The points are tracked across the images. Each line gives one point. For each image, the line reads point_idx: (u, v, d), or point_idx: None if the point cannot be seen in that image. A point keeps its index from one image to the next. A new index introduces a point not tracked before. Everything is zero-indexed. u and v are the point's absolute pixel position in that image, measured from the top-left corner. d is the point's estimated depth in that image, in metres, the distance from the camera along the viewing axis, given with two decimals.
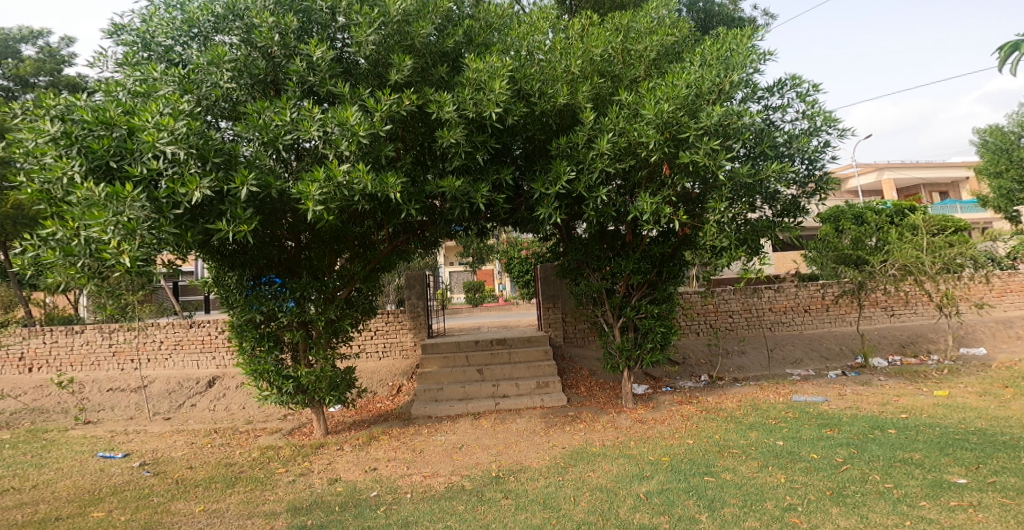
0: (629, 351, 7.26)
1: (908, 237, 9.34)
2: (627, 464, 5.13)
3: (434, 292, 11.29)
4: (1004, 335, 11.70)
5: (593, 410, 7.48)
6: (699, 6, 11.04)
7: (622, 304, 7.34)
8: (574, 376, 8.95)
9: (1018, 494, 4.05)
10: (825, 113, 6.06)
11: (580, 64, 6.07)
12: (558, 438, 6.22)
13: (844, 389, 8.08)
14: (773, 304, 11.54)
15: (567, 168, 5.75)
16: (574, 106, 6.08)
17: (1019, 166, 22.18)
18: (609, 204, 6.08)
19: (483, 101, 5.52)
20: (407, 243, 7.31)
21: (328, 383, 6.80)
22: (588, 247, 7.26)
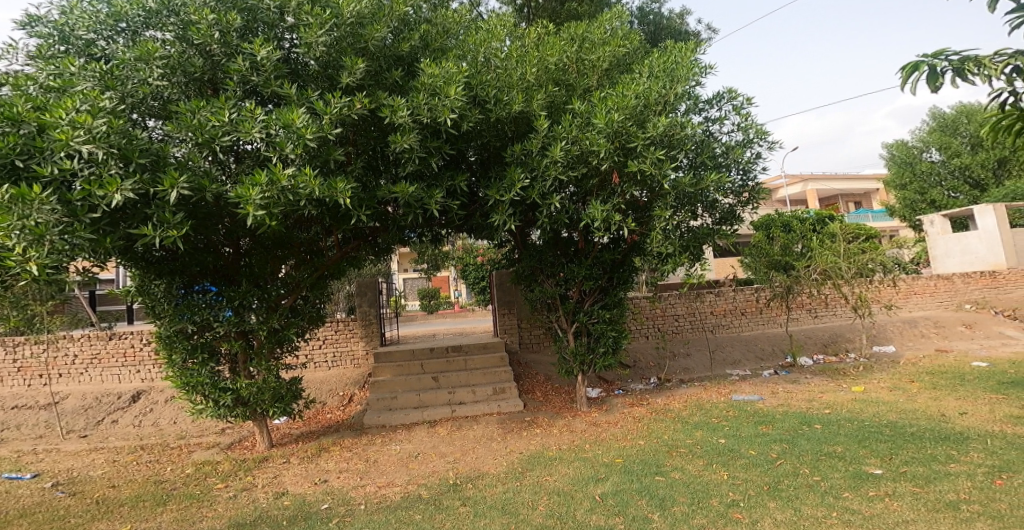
0: (581, 355, 7.42)
1: (827, 243, 10.04)
2: (582, 467, 5.23)
3: (388, 299, 11.11)
4: (908, 334, 12.80)
5: (548, 414, 7.55)
6: (649, 19, 11.43)
7: (576, 310, 7.50)
8: (530, 381, 9.01)
9: (926, 482, 4.43)
10: (758, 126, 6.42)
11: (535, 72, 6.19)
12: (514, 443, 6.25)
13: (777, 387, 8.55)
14: (714, 308, 12.21)
15: (521, 175, 5.82)
16: (528, 114, 6.17)
17: (920, 179, 24.33)
18: (563, 211, 6.20)
19: (437, 107, 5.50)
20: (360, 251, 7.19)
21: (272, 395, 6.53)
22: (542, 254, 7.31)
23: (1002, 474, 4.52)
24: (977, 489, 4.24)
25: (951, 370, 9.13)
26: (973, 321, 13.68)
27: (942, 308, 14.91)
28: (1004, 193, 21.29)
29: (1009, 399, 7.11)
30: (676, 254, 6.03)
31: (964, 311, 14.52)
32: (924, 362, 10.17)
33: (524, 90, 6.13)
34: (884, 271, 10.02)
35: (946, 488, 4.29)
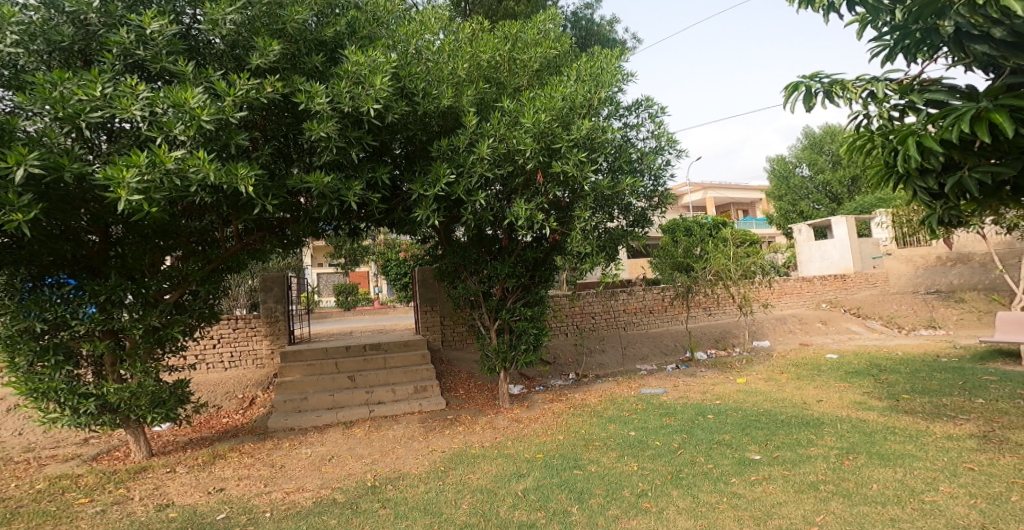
0: (505, 352, 7.46)
1: (720, 246, 10.94)
2: (505, 463, 5.26)
3: (298, 295, 10.53)
4: (781, 330, 14.23)
5: (471, 412, 7.51)
6: (581, 24, 11.75)
7: (498, 307, 7.56)
8: (453, 380, 8.92)
9: (795, 465, 4.94)
10: (670, 135, 6.80)
11: (466, 67, 6.16)
12: (436, 442, 6.15)
13: (678, 380, 9.15)
14: (626, 306, 12.85)
15: (447, 170, 5.73)
16: (457, 109, 6.14)
17: (793, 192, 27.20)
18: (487, 209, 6.21)
19: (361, 96, 5.28)
20: (267, 242, 6.79)
21: (150, 400, 5.87)
22: (466, 250, 7.31)
23: (849, 455, 5.15)
24: (831, 470, 4.79)
25: (811, 362, 10.27)
26: (828, 318, 15.49)
27: (805, 307, 16.73)
28: (857, 206, 24.31)
29: (855, 387, 8.12)
30: (593, 254, 6.29)
31: (823, 309, 16.42)
32: (792, 355, 11.35)
33: (454, 85, 6.11)
34: (763, 274, 11.06)
35: (808, 470, 4.81)
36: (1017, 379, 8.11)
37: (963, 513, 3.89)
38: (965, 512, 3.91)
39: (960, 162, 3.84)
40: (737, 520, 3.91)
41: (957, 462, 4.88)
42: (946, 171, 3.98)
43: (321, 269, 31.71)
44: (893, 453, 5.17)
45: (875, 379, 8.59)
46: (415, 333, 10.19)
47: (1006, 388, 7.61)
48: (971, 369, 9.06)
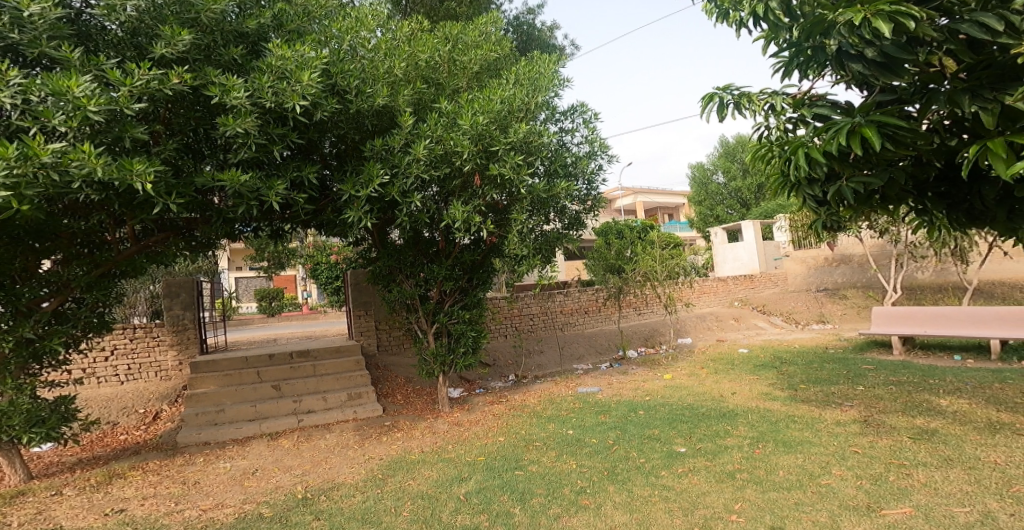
0: (443, 355, 7.38)
1: (647, 248, 11.41)
2: (446, 468, 5.22)
3: (212, 301, 9.96)
4: (702, 327, 15.01)
5: (410, 417, 7.38)
6: (522, 29, 11.90)
7: (435, 310, 7.49)
8: (390, 385, 8.72)
9: (716, 455, 5.22)
10: (602, 141, 6.99)
11: (404, 67, 6.05)
12: (373, 450, 5.99)
13: (611, 378, 9.43)
14: (563, 307, 13.14)
15: (380, 171, 5.62)
16: (392, 109, 6.06)
17: (711, 198, 28.85)
18: (424, 210, 6.14)
19: (286, 91, 5.07)
20: (173, 244, 6.43)
21: (24, 419, 5.25)
22: (401, 253, 7.18)
23: (760, 444, 5.51)
24: (745, 459, 5.10)
25: (726, 357, 10.90)
26: (740, 314, 16.49)
27: (722, 304, 17.75)
28: (766, 211, 26.09)
29: (762, 379, 8.69)
30: (530, 256, 6.41)
31: (736, 307, 17.48)
32: (711, 350, 11.99)
33: (389, 84, 6.01)
34: (685, 275, 11.66)
35: (726, 460, 5.09)
36: (892, 367, 8.99)
37: (852, 494, 4.25)
38: (854, 493, 4.28)
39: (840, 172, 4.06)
40: (667, 512, 4.07)
41: (846, 446, 5.34)
42: (828, 180, 4.22)
43: (241, 273, 30.12)
44: (794, 440, 5.57)
45: (778, 371, 9.25)
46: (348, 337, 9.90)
47: (880, 375, 8.44)
48: (853, 358, 9.98)
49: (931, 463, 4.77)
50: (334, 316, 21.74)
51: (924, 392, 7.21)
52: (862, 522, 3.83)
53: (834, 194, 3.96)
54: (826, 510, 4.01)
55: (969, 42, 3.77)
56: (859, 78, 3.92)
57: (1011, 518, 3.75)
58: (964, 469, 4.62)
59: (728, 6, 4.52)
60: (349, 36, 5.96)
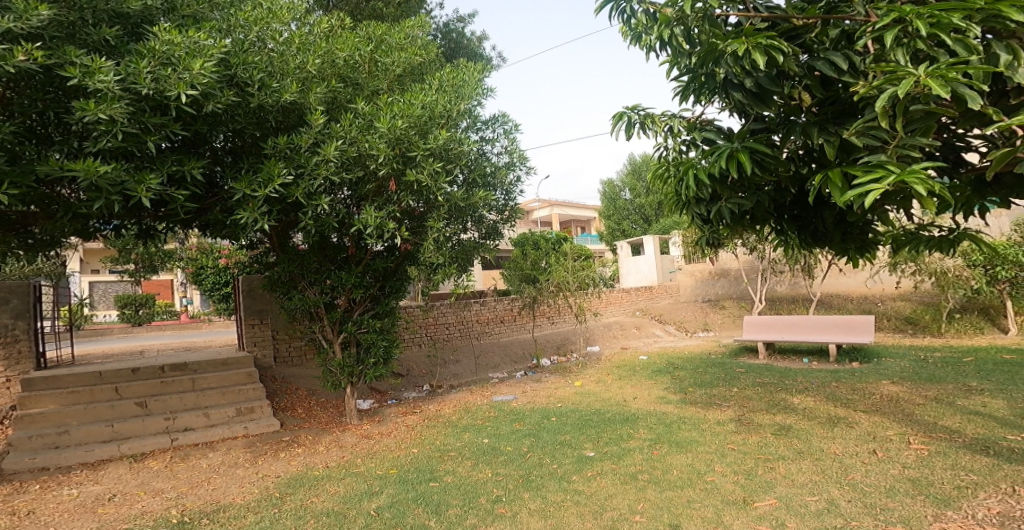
0: (350, 366, 7.12)
1: (562, 258, 11.71)
2: (354, 482, 5.02)
3: (55, 309, 8.96)
4: (608, 334, 15.63)
5: (313, 431, 7.04)
6: (451, 36, 11.89)
7: (342, 319, 7.23)
8: (289, 398, 8.27)
9: (621, 458, 5.42)
10: (522, 153, 7.11)
11: (318, 63, 5.82)
12: (268, 468, 5.63)
13: (525, 386, 9.55)
14: (479, 316, 13.22)
15: (283, 170, 5.36)
16: (303, 106, 5.85)
17: (619, 212, 30.30)
18: (335, 213, 5.92)
19: (170, 79, 4.71)
20: (3, 241, 5.88)
21: None
22: (305, 259, 6.86)
23: (658, 445, 5.79)
24: (646, 460, 5.35)
25: (629, 364, 11.42)
26: (642, 323, 17.33)
27: (628, 313, 18.61)
28: (666, 227, 27.77)
29: (659, 384, 9.20)
30: (445, 264, 6.28)
31: (638, 316, 18.39)
32: (616, 358, 12.50)
33: (301, 80, 5.77)
34: (595, 285, 12.10)
35: (630, 462, 5.31)
36: (758, 370, 9.89)
37: (730, 489, 4.58)
38: (732, 488, 4.61)
39: (719, 193, 4.34)
40: (579, 516, 4.18)
41: (724, 444, 5.76)
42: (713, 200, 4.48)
43: (99, 277, 27.26)
44: (684, 440, 5.94)
45: (672, 375, 9.83)
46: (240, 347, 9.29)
47: (750, 377, 9.26)
48: (729, 362, 10.84)
49: (789, 457, 5.27)
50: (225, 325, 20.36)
51: (780, 392, 7.99)
52: (736, 514, 4.13)
53: (717, 215, 4.20)
54: (712, 505, 4.29)
55: (821, 79, 3.91)
56: (739, 106, 4.07)
57: (850, 504, 4.20)
58: (813, 460, 5.15)
59: (641, 29, 4.43)
60: (258, 28, 5.66)
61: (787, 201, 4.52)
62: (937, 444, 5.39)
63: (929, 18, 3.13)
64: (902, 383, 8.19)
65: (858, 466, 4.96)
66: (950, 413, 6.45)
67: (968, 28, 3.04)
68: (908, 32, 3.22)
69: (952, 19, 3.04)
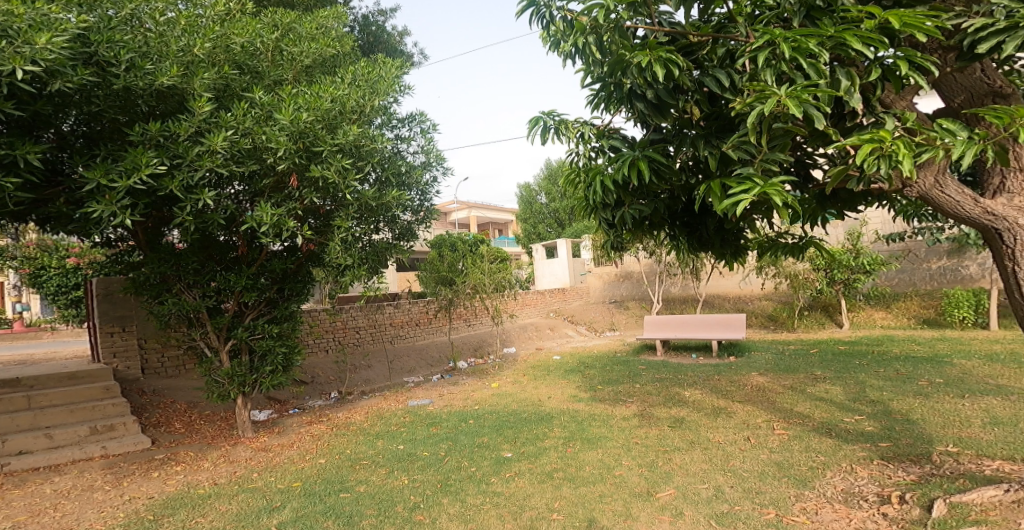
0: (241, 376, 6.70)
1: (479, 260, 11.72)
2: (250, 499, 4.73)
3: None
4: (524, 336, 15.84)
5: (196, 447, 6.54)
6: (370, 30, 11.56)
7: (232, 325, 6.80)
8: (163, 412, 7.65)
9: (539, 458, 5.49)
10: (438, 153, 7.09)
11: (208, 47, 5.42)
12: (140, 489, 5.16)
13: (441, 389, 9.45)
14: (393, 319, 13.03)
15: (152, 158, 4.82)
16: (183, 92, 5.40)
17: (535, 215, 30.89)
18: (222, 208, 5.64)
19: (4, 51, 4.11)
20: None
21: None
22: (181, 259, 6.29)
23: (572, 443, 5.93)
24: (561, 458, 5.46)
25: (544, 364, 11.63)
26: (555, 324, 17.76)
27: (543, 314, 18.99)
28: (579, 231, 28.64)
29: (571, 383, 9.45)
30: (354, 266, 6.03)
31: (552, 317, 18.83)
32: (531, 359, 12.70)
33: (183, 64, 5.33)
34: (511, 288, 12.23)
35: (546, 461, 5.39)
36: (657, 366, 10.44)
37: (636, 482, 4.78)
38: (638, 480, 4.82)
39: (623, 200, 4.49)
40: (499, 518, 4.18)
41: (631, 438, 6.01)
42: (618, 207, 4.62)
43: None
44: (596, 436, 6.12)
45: (583, 374, 10.13)
46: (94, 360, 8.75)
47: (652, 373, 9.75)
48: (633, 360, 11.33)
49: (683, 447, 5.60)
50: (74, 335, 18.18)
51: (674, 386, 8.49)
52: (642, 506, 4.30)
53: (621, 219, 4.35)
54: (621, 499, 4.45)
55: (709, 95, 4.23)
56: (641, 116, 4.25)
57: (732, 490, 4.52)
58: (703, 450, 5.51)
59: (560, 36, 4.40)
60: (135, 3, 5.16)
61: (679, 208, 4.79)
62: (795, 429, 5.97)
63: (792, 42, 3.39)
64: (765, 373, 8.97)
65: (737, 452, 5.36)
66: (800, 400, 7.15)
67: (820, 54, 3.34)
68: (777, 54, 3.48)
69: (809, 45, 3.32)
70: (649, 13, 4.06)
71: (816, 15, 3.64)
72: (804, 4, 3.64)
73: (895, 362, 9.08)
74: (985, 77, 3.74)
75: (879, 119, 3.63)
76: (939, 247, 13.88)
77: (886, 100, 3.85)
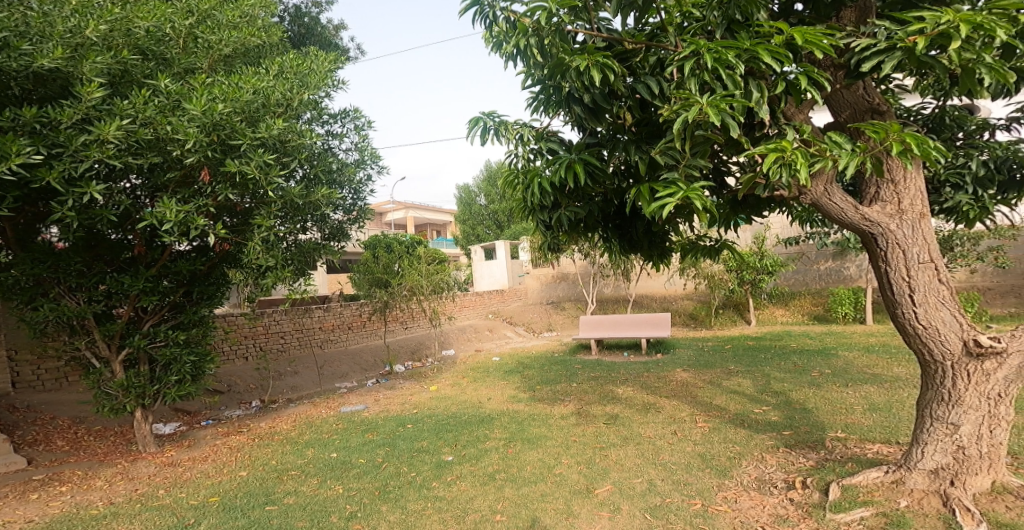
0: (139, 387, 6.30)
1: (415, 262, 11.55)
2: (159, 516, 4.45)
3: None
4: (463, 338, 15.74)
5: (87, 466, 6.04)
6: (302, 21, 11.16)
7: (126, 334, 6.39)
8: (42, 429, 7.13)
9: (481, 460, 5.46)
10: (372, 151, 7.07)
11: (102, 31, 4.92)
12: (21, 512, 4.70)
13: (377, 394, 9.24)
14: (322, 323, 12.66)
15: (25, 143, 4.32)
16: (68, 76, 4.91)
17: (473, 217, 30.86)
18: (114, 202, 5.23)
19: None
20: None
21: None
22: (66, 260, 5.73)
23: (514, 444, 5.95)
24: (502, 459, 5.46)
25: (483, 365, 11.62)
26: (494, 326, 17.77)
27: (481, 316, 18.96)
28: (517, 233, 28.86)
29: (511, 384, 9.49)
30: (277, 267, 5.72)
31: (491, 319, 18.87)
32: (470, 361, 12.65)
33: (70, 47, 4.83)
34: (449, 290, 12.15)
35: (488, 462, 5.38)
36: (593, 365, 10.66)
37: (576, 479, 4.85)
38: (578, 478, 4.89)
39: (560, 202, 4.56)
40: (442, 522, 4.13)
41: (570, 436, 6.09)
42: (554, 209, 4.67)
43: None
44: (535, 436, 6.17)
45: (523, 375, 10.20)
46: None
47: (589, 372, 9.94)
48: (571, 360, 11.51)
49: (618, 443, 5.75)
50: None
51: (609, 384, 8.70)
52: (582, 503, 4.37)
53: (560, 222, 4.42)
54: (562, 497, 4.50)
55: (640, 102, 4.36)
56: (577, 121, 4.34)
57: (664, 482, 4.68)
58: (637, 444, 5.67)
59: (503, 37, 4.39)
60: None
61: (612, 211, 4.91)
62: (716, 421, 6.26)
63: (714, 53, 3.55)
64: (687, 369, 9.36)
65: (667, 446, 5.55)
66: (717, 394, 7.53)
67: (737, 66, 3.52)
68: (700, 64, 3.62)
69: (728, 56, 3.48)
70: (589, 19, 4.15)
71: (735, 29, 3.81)
72: (725, 17, 3.78)
73: (791, 355, 9.73)
74: (865, 95, 4.12)
75: (780, 130, 3.91)
76: (826, 249, 15.09)
77: (787, 112, 4.20)
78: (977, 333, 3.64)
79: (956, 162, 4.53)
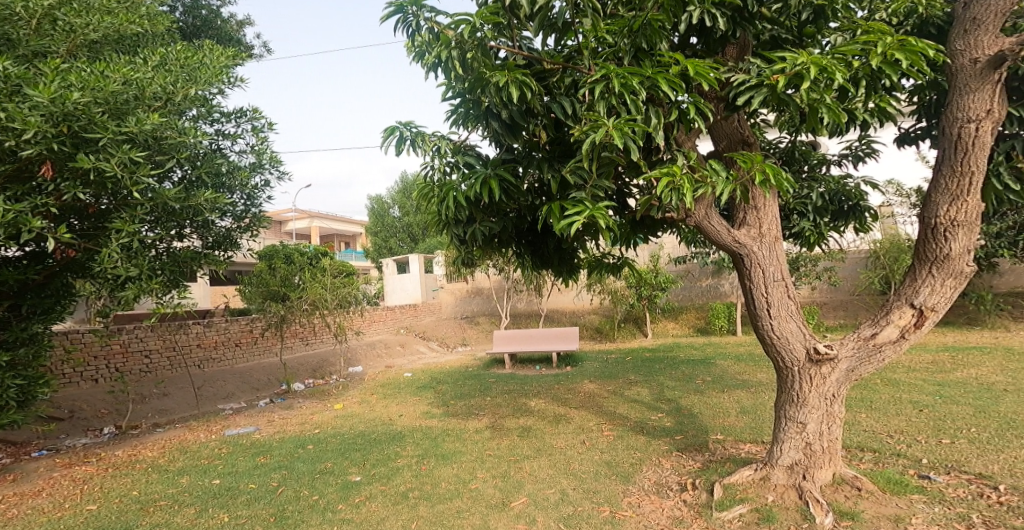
0: None
1: (319, 275, 11.05)
2: None
3: None
4: (372, 355, 15.22)
5: None
6: (199, 13, 10.51)
7: None
8: None
9: (391, 479, 5.29)
10: (271, 154, 6.72)
11: None
12: None
13: (271, 415, 8.71)
14: (201, 340, 11.90)
15: None
16: None
17: (384, 229, 30.22)
18: None
19: None
20: None
21: None
22: None
23: (426, 460, 5.83)
24: (415, 477, 5.33)
25: (394, 382, 11.32)
26: (405, 341, 17.36)
27: (391, 331, 18.47)
28: (431, 246, 28.62)
29: (423, 400, 9.30)
30: (140, 278, 5.19)
31: (401, 334, 18.47)
32: (380, 377, 12.27)
33: None
34: (356, 304, 11.78)
35: (399, 481, 5.22)
36: (505, 379, 10.70)
37: (492, 493, 4.84)
38: (493, 491, 4.88)
39: (475, 216, 4.55)
40: None
41: (484, 451, 6.06)
42: (468, 222, 4.64)
43: None
44: (449, 452, 6.09)
45: (436, 390, 10.04)
46: None
47: (502, 386, 9.98)
48: (484, 374, 11.49)
49: (530, 455, 5.80)
50: None
51: (520, 397, 8.79)
52: (499, 517, 4.36)
53: (475, 237, 4.43)
54: (479, 512, 4.46)
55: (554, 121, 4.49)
56: (496, 136, 4.41)
57: (575, 491, 4.77)
58: (549, 455, 5.76)
59: (424, 47, 4.34)
60: None
61: (527, 226, 4.98)
62: (619, 430, 6.47)
63: (621, 79, 3.71)
64: (592, 381, 9.65)
65: (576, 456, 5.67)
66: (620, 402, 7.83)
67: (640, 93, 3.71)
68: (609, 88, 3.79)
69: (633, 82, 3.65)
70: (512, 37, 4.21)
71: (641, 57, 4.05)
72: (633, 46, 4.00)
73: (679, 365, 10.32)
74: (739, 127, 4.52)
75: (673, 155, 4.17)
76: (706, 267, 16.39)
77: (679, 139, 4.48)
78: (816, 341, 4.12)
79: (801, 193, 5.04)
